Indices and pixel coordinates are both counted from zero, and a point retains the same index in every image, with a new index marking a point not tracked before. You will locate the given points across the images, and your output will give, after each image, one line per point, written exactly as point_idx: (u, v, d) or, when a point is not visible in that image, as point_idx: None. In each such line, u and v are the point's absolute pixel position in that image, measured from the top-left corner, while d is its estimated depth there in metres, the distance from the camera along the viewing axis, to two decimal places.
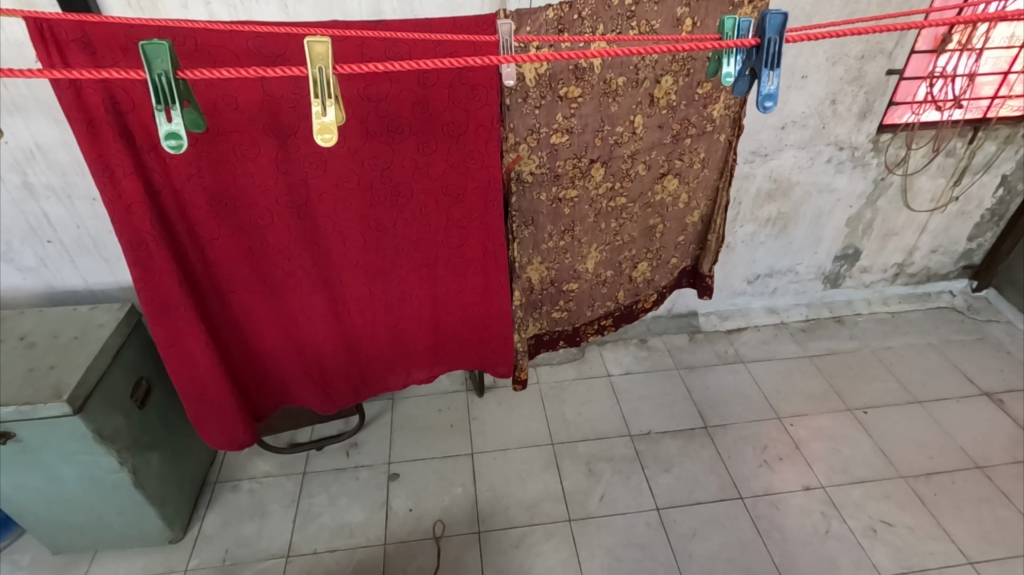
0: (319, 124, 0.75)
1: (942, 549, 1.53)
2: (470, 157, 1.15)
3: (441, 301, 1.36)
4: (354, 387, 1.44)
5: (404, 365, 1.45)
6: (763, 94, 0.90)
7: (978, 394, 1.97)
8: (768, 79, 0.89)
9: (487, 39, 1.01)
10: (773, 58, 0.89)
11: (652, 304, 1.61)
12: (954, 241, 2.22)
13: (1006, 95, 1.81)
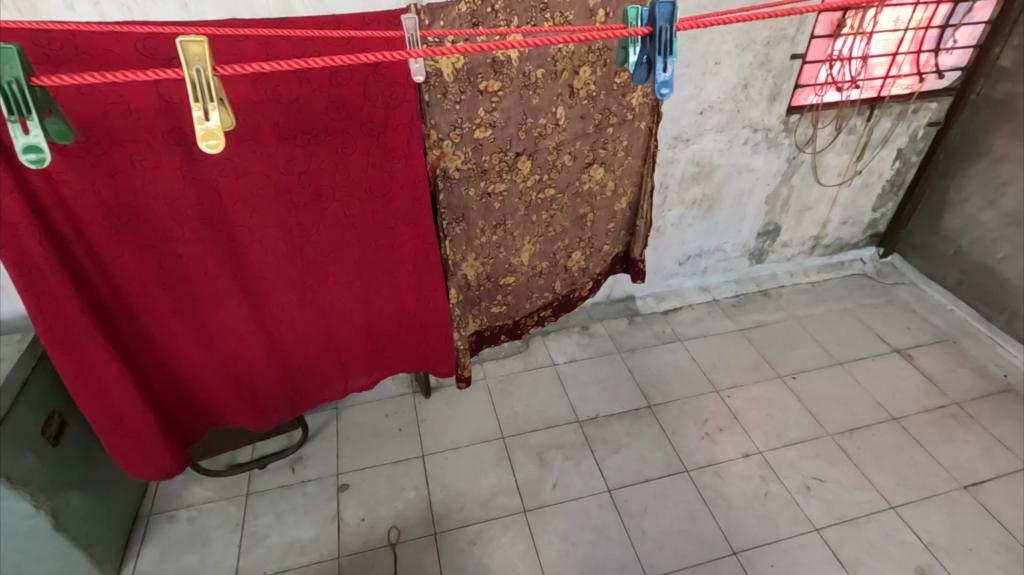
0: (202, 129, 0.76)
1: (868, 497, 1.65)
2: (393, 156, 1.13)
3: (375, 304, 1.33)
4: (290, 399, 1.39)
5: (341, 373, 1.41)
6: (660, 81, 0.97)
7: (891, 351, 2.13)
8: (663, 67, 0.96)
9: (395, 35, 0.99)
10: (665, 45, 0.96)
11: (589, 292, 1.65)
12: (861, 212, 2.39)
13: (896, 75, 1.96)
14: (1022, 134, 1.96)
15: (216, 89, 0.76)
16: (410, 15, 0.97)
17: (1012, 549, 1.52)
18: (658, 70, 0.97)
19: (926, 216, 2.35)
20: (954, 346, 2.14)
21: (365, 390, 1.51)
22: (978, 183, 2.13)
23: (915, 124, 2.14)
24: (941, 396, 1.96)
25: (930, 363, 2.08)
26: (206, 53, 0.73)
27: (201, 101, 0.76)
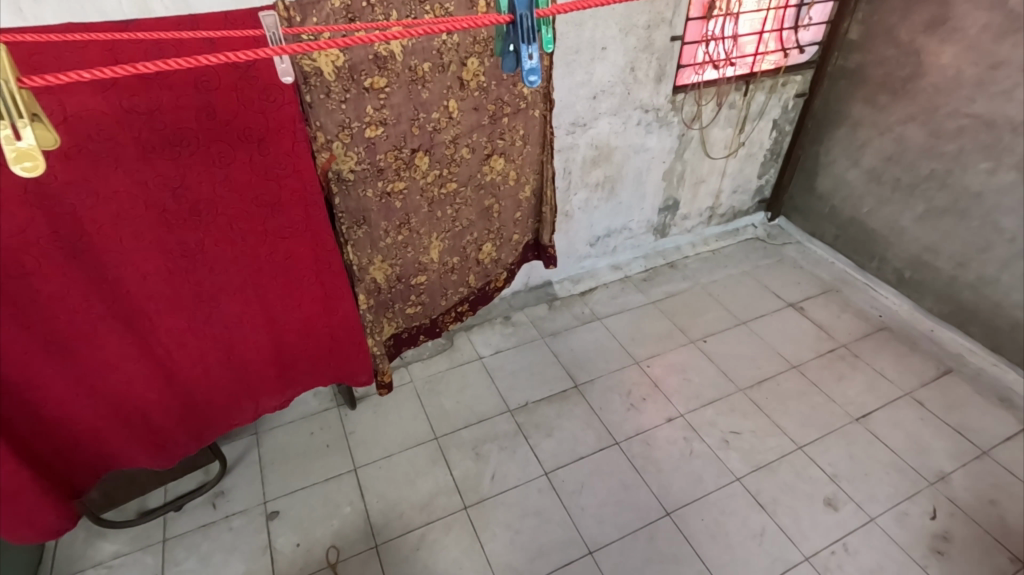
0: (14, 150, 0.79)
1: (779, 442, 1.79)
2: (277, 163, 1.07)
3: (278, 318, 1.26)
4: (195, 431, 1.29)
5: (250, 395, 1.34)
6: (527, 69, 1.11)
7: (786, 306, 2.32)
8: (529, 55, 1.09)
9: (254, 33, 0.94)
10: (528, 32, 1.06)
11: (505, 283, 1.67)
12: (749, 181, 2.57)
13: (764, 52, 2.12)
14: (873, 99, 2.18)
15: (24, 104, 0.78)
16: (270, 12, 0.90)
17: (900, 468, 1.72)
18: (523, 58, 1.09)
19: (803, 179, 2.57)
20: (837, 295, 2.37)
21: (278, 410, 1.44)
22: (842, 146, 2.35)
23: (785, 95, 2.33)
24: (831, 341, 2.16)
25: (819, 313, 2.28)
26: (6, 66, 0.74)
27: (9, 119, 0.78)
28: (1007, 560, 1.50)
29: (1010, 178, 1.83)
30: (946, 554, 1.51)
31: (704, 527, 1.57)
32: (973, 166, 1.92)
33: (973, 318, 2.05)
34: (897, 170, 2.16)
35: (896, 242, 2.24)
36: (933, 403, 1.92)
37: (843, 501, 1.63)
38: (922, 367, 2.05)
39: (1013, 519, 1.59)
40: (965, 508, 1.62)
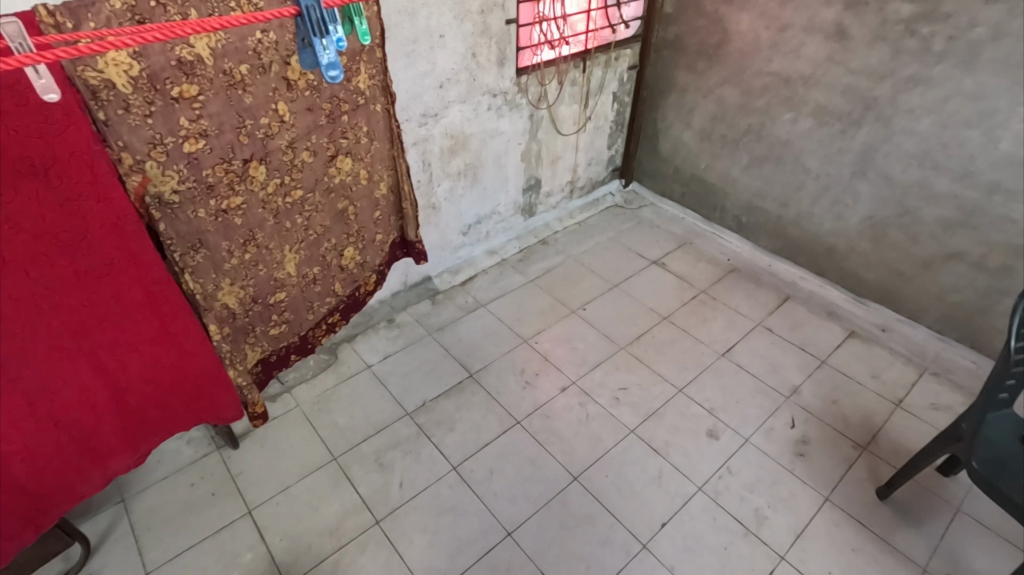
0: None
1: (662, 388, 1.94)
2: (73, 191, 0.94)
3: (111, 367, 1.11)
4: (24, 524, 1.06)
5: (92, 462, 1.14)
6: (326, 65, 1.23)
7: (650, 264, 2.51)
8: (324, 51, 1.21)
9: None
10: (317, 25, 1.17)
11: (375, 286, 1.75)
12: (600, 152, 2.73)
13: (594, 29, 2.24)
14: (693, 66, 2.40)
15: None
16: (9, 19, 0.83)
17: (762, 390, 1.94)
18: (318, 54, 1.21)
19: (647, 145, 2.78)
20: (691, 246, 2.60)
21: (128, 472, 1.26)
22: (675, 111, 2.57)
23: (619, 69, 2.49)
24: (692, 289, 2.37)
25: (679, 265, 2.50)
26: None
27: None
28: (852, 447, 1.76)
29: (808, 124, 2.12)
30: (807, 454, 1.74)
31: (609, 482, 1.66)
32: (780, 117, 2.19)
33: (799, 248, 2.36)
34: (722, 128, 2.41)
35: (731, 192, 2.51)
36: (780, 328, 2.19)
37: (721, 430, 1.80)
38: (767, 298, 2.32)
39: (851, 412, 1.87)
40: (816, 412, 1.87)
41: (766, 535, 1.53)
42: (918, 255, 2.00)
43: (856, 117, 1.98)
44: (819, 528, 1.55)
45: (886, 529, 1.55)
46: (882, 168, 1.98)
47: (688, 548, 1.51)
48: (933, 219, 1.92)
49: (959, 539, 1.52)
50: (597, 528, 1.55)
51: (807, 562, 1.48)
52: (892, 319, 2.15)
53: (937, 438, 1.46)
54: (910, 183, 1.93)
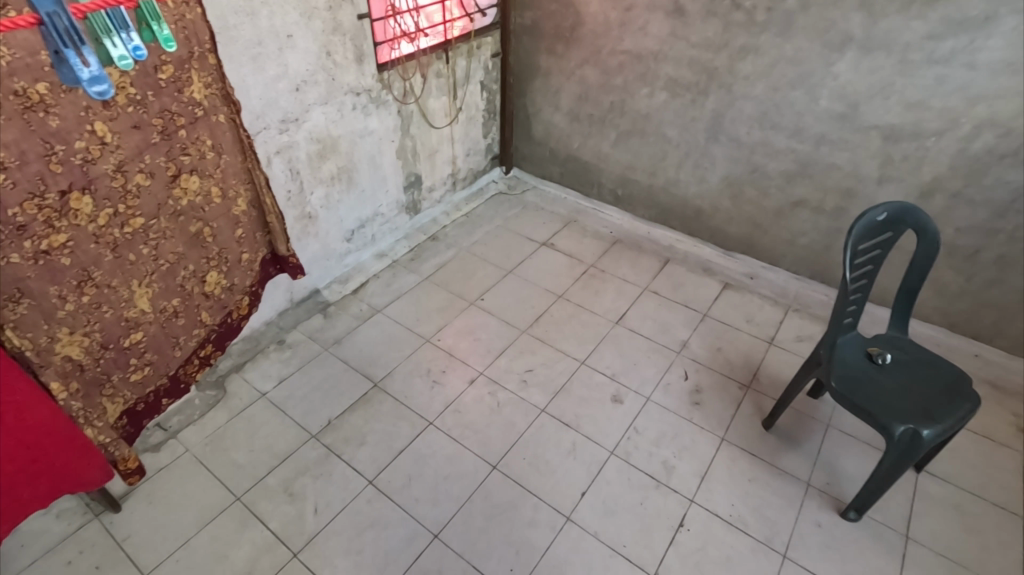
0: None
1: (566, 364, 2.00)
2: None
3: None
4: None
5: None
6: (91, 78, 1.05)
7: (540, 245, 2.57)
8: (82, 62, 1.03)
9: None
10: (68, 33, 1.01)
11: (248, 309, 1.66)
12: (477, 142, 2.73)
13: (451, 19, 2.23)
14: (553, 50, 2.47)
15: None
16: None
17: (656, 350, 2.07)
18: (76, 67, 1.03)
19: (522, 131, 2.83)
20: (576, 224, 2.70)
21: None
22: (542, 95, 2.63)
23: (483, 58, 2.50)
24: (582, 264, 2.46)
25: (567, 243, 2.58)
26: None
27: None
28: (738, 388, 1.93)
29: (663, 97, 2.26)
30: (702, 402, 1.88)
31: (528, 464, 1.69)
32: (638, 93, 2.31)
33: (672, 213, 2.53)
34: (588, 107, 2.50)
35: (605, 168, 2.62)
36: (665, 290, 2.34)
37: (625, 394, 1.90)
38: (650, 263, 2.47)
39: (733, 356, 2.05)
40: (704, 361, 2.03)
41: (676, 483, 1.64)
42: (770, 207, 2.22)
43: (702, 86, 2.14)
44: (720, 467, 1.69)
45: (775, 455, 1.72)
46: (730, 131, 2.16)
47: (609, 511, 1.58)
48: (778, 173, 2.13)
49: (832, 451, 1.73)
50: (522, 511, 1.58)
51: (714, 499, 1.61)
52: (757, 267, 2.38)
53: (803, 366, 1.64)
54: (755, 142, 2.13)
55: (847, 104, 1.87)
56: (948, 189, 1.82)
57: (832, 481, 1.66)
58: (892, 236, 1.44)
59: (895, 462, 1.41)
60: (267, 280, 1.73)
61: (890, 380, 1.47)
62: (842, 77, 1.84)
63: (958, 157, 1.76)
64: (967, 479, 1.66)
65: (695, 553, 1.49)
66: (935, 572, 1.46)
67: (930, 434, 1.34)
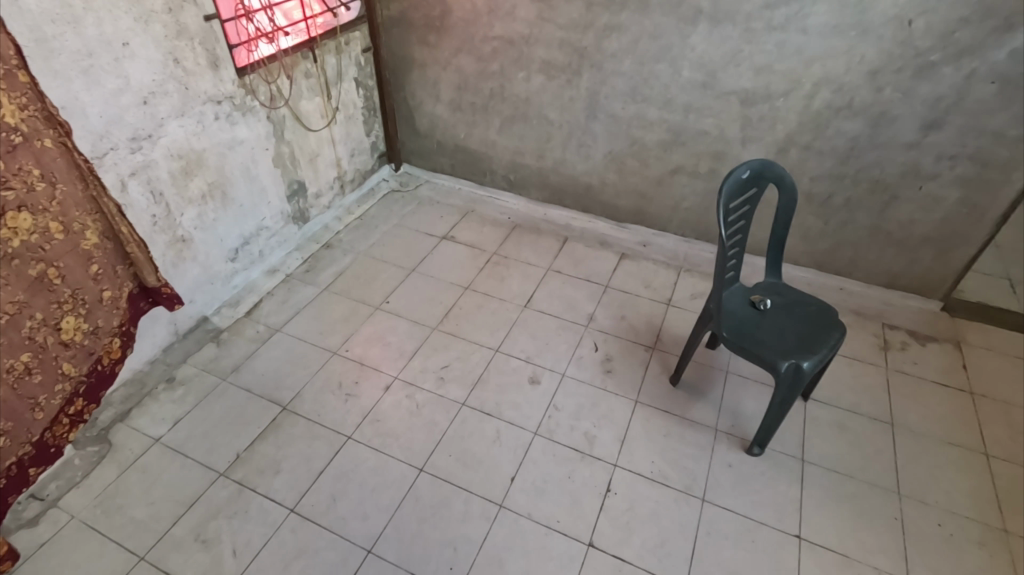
0: None
1: (480, 355, 2.00)
2: None
3: None
4: None
5: None
6: None
7: (440, 239, 2.54)
8: None
9: None
10: None
11: (120, 351, 1.52)
12: (360, 141, 2.64)
13: (312, 15, 2.12)
14: (425, 40, 2.42)
15: None
16: None
17: (566, 327, 2.12)
18: None
19: (406, 125, 2.76)
20: (473, 214, 2.69)
21: None
22: (421, 87, 2.58)
23: (353, 53, 2.40)
24: (484, 253, 2.47)
25: (467, 234, 2.57)
26: None
27: None
28: (644, 351, 2.03)
29: (540, 80, 2.30)
30: (613, 370, 1.96)
31: (455, 460, 1.68)
32: (515, 77, 2.33)
33: (564, 193, 2.60)
34: (469, 96, 2.49)
35: (494, 155, 2.63)
36: (567, 267, 2.40)
37: (541, 374, 1.94)
38: (550, 243, 2.52)
39: (637, 322, 2.15)
40: (612, 331, 2.11)
41: (599, 451, 1.71)
42: (652, 176, 2.34)
43: (575, 67, 2.20)
44: (637, 428, 1.77)
45: (684, 408, 1.84)
46: (607, 108, 2.24)
47: (540, 490, 1.61)
48: (654, 143, 2.25)
49: (733, 395, 1.88)
50: (455, 507, 1.57)
51: (635, 459, 1.69)
52: (649, 234, 2.51)
53: (698, 322, 1.75)
54: (631, 116, 2.22)
55: (706, 73, 2.00)
56: (800, 143, 2.01)
57: (736, 422, 1.79)
58: (757, 191, 1.57)
59: (784, 396, 1.55)
60: (140, 316, 1.59)
61: (771, 323, 1.61)
62: (698, 48, 1.96)
63: (804, 114, 1.94)
64: (845, 398, 1.87)
65: (624, 514, 1.56)
66: (829, 486, 1.63)
67: (809, 365, 1.49)
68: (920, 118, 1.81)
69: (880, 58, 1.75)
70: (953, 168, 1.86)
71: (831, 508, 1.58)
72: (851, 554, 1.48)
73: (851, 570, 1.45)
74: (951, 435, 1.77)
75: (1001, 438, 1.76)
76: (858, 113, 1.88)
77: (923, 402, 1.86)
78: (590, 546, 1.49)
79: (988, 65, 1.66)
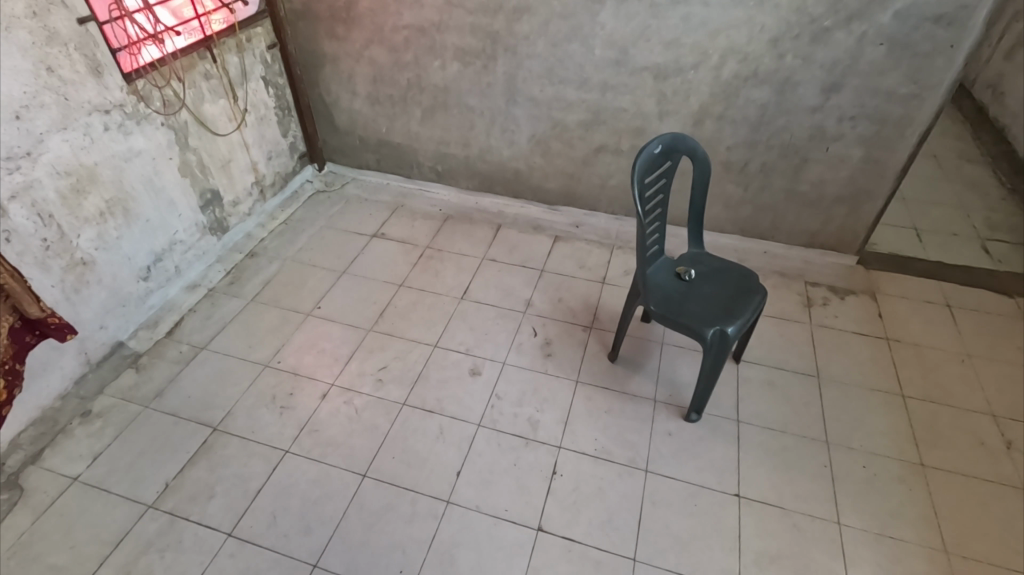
0: None
1: (419, 352, 1.97)
2: None
3: None
4: None
5: None
6: None
7: (371, 238, 2.47)
8: None
9: None
10: None
11: (6, 392, 1.44)
12: (277, 143, 2.52)
13: (206, 12, 2.00)
14: (333, 33, 2.32)
15: None
16: None
17: (504, 315, 2.11)
18: None
19: (324, 123, 2.66)
20: (404, 209, 2.63)
21: None
22: (336, 82, 2.48)
23: (257, 51, 2.29)
24: (417, 248, 2.42)
25: (398, 230, 2.51)
26: None
27: None
28: (583, 331, 2.05)
29: (456, 67, 2.25)
30: (553, 353, 1.97)
31: (398, 461, 1.65)
32: (430, 66, 2.28)
33: (493, 180, 2.57)
34: (385, 88, 2.42)
35: (419, 147, 2.58)
36: (502, 255, 2.39)
37: (481, 365, 1.92)
38: (484, 232, 2.50)
39: (574, 302, 2.17)
40: (550, 314, 2.12)
41: (543, 435, 1.71)
42: (578, 156, 2.35)
43: (489, 52, 2.17)
44: (579, 408, 1.79)
45: (625, 383, 1.87)
46: (525, 91, 2.23)
47: (486, 482, 1.60)
48: (576, 124, 2.25)
49: (670, 365, 1.92)
50: (401, 509, 1.54)
51: (579, 439, 1.70)
52: (580, 215, 2.52)
53: (630, 298, 1.77)
54: (550, 99, 2.22)
55: (618, 51, 2.01)
56: (714, 114, 2.05)
57: (674, 392, 1.84)
58: (671, 164, 1.59)
59: (713, 362, 1.59)
60: (26, 351, 1.50)
61: (697, 293, 1.65)
62: (608, 25, 1.97)
63: (715, 84, 1.99)
64: (773, 357, 1.95)
65: (571, 495, 1.57)
66: (763, 443, 1.70)
67: (733, 330, 1.53)
68: (821, 81, 1.88)
69: (778, 25, 1.81)
70: (854, 128, 1.95)
71: (766, 464, 1.64)
72: (786, 505, 1.55)
73: (788, 520, 1.52)
74: (871, 380, 1.87)
75: (915, 378, 1.87)
76: (764, 81, 1.93)
77: (845, 353, 1.96)
78: (539, 530, 1.50)
79: (876, 28, 1.73)
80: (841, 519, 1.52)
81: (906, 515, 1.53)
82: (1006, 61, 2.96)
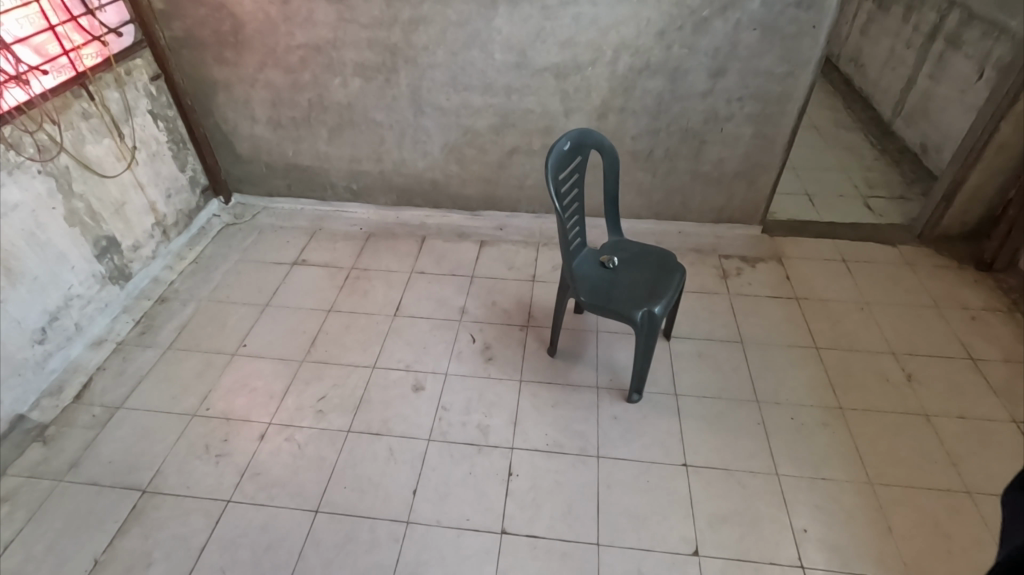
0: None
1: (358, 375, 1.92)
2: None
3: None
4: None
5: None
6: None
7: (291, 266, 2.38)
8: None
9: None
10: None
11: None
12: (175, 179, 2.38)
13: (75, 47, 1.86)
14: (222, 58, 2.22)
15: None
16: None
17: (439, 325, 2.10)
18: None
19: (225, 152, 2.54)
20: (322, 232, 2.55)
21: None
22: (233, 109, 2.38)
23: (139, 84, 2.15)
24: (341, 270, 2.36)
25: (320, 254, 2.44)
26: None
27: None
28: (520, 331, 2.07)
29: (358, 83, 2.21)
30: (494, 356, 1.98)
31: (351, 490, 1.60)
32: (331, 84, 2.23)
33: (411, 193, 2.55)
34: (286, 111, 2.34)
35: (330, 167, 2.51)
36: (430, 266, 2.37)
37: (424, 379, 1.90)
38: (409, 247, 2.47)
39: (508, 304, 2.19)
40: (485, 319, 2.13)
41: (494, 439, 1.72)
42: (492, 160, 2.38)
43: (390, 65, 2.15)
44: (526, 406, 1.81)
45: (567, 375, 1.91)
46: (431, 101, 2.23)
47: (443, 495, 1.59)
48: (486, 128, 2.28)
49: (606, 351, 1.98)
50: (360, 539, 1.50)
51: (530, 437, 1.72)
52: (503, 217, 2.55)
53: (560, 291, 1.81)
54: (457, 106, 2.23)
55: (517, 54, 2.06)
56: (615, 106, 2.14)
57: (613, 377, 1.90)
58: (582, 159, 1.65)
59: (646, 342, 1.66)
60: None
61: (622, 279, 1.71)
62: (504, 30, 2.00)
63: (612, 79, 2.07)
64: (700, 330, 2.06)
65: (529, 492, 1.59)
66: (702, 412, 1.79)
67: (659, 310, 1.60)
68: (707, 68, 2.01)
69: (663, 19, 1.91)
70: (742, 108, 2.10)
71: (707, 431, 1.73)
72: (730, 466, 1.65)
73: (732, 479, 1.61)
74: (788, 338, 2.02)
75: (825, 330, 2.04)
76: (656, 72, 2.04)
77: (762, 315, 2.11)
78: (503, 533, 1.50)
79: (748, 15, 1.88)
80: (779, 470, 1.63)
81: (834, 455, 1.67)
82: (863, 36, 3.29)
